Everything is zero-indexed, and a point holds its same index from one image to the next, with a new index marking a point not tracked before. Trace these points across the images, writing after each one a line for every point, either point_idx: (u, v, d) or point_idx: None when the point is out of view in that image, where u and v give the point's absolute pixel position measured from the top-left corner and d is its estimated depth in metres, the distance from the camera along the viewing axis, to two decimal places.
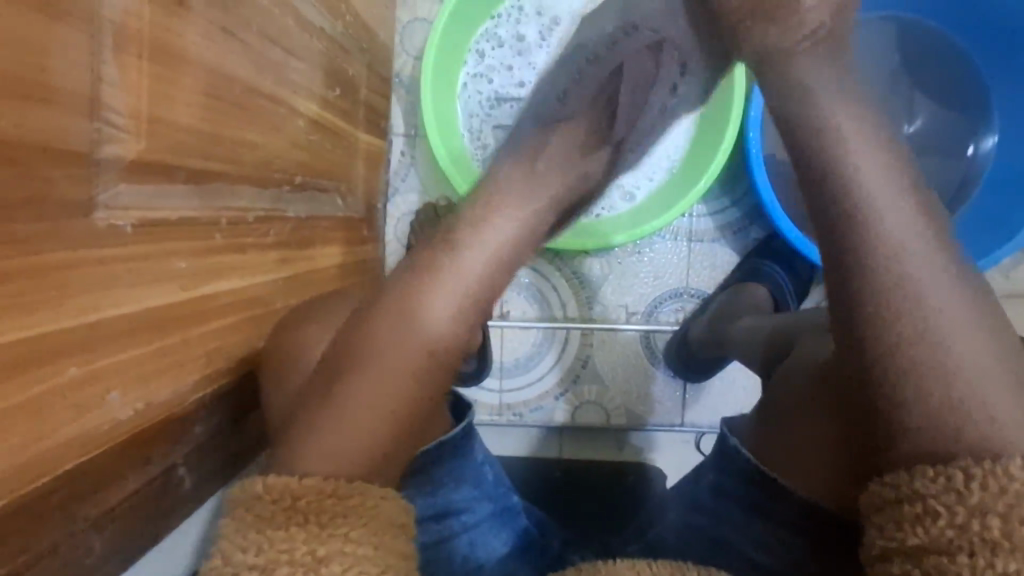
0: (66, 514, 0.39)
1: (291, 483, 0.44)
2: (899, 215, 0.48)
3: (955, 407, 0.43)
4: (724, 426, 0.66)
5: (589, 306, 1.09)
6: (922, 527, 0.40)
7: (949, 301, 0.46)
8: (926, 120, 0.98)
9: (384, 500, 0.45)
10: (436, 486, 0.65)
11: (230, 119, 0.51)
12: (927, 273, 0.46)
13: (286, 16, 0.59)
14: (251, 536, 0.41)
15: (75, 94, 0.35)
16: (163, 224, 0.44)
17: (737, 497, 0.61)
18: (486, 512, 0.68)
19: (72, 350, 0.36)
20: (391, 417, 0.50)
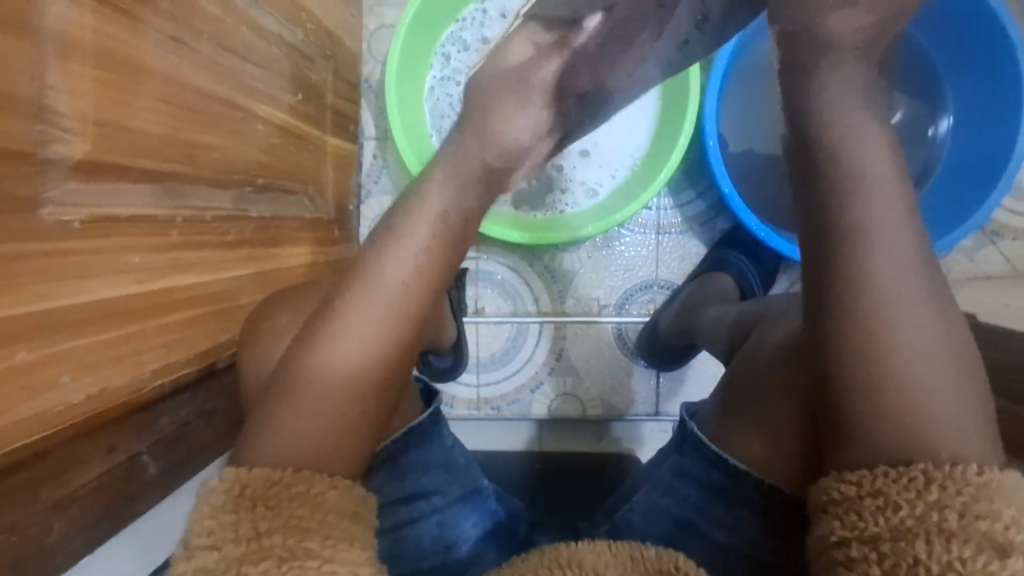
0: (25, 494, 0.41)
1: (240, 472, 0.46)
2: (872, 202, 0.48)
3: (890, 384, 0.44)
4: (687, 411, 0.68)
5: (561, 300, 1.11)
6: (882, 516, 0.40)
7: (895, 275, 0.46)
8: (902, 112, 1.01)
9: (332, 488, 0.47)
10: (405, 471, 0.67)
11: (183, 122, 0.54)
12: (880, 249, 0.47)
13: (242, 26, 0.62)
14: (203, 521, 0.43)
15: (22, 98, 0.38)
16: (115, 221, 0.47)
17: (694, 477, 0.62)
18: (454, 497, 0.69)
19: (21, 334, 0.39)
20: (344, 408, 0.51)
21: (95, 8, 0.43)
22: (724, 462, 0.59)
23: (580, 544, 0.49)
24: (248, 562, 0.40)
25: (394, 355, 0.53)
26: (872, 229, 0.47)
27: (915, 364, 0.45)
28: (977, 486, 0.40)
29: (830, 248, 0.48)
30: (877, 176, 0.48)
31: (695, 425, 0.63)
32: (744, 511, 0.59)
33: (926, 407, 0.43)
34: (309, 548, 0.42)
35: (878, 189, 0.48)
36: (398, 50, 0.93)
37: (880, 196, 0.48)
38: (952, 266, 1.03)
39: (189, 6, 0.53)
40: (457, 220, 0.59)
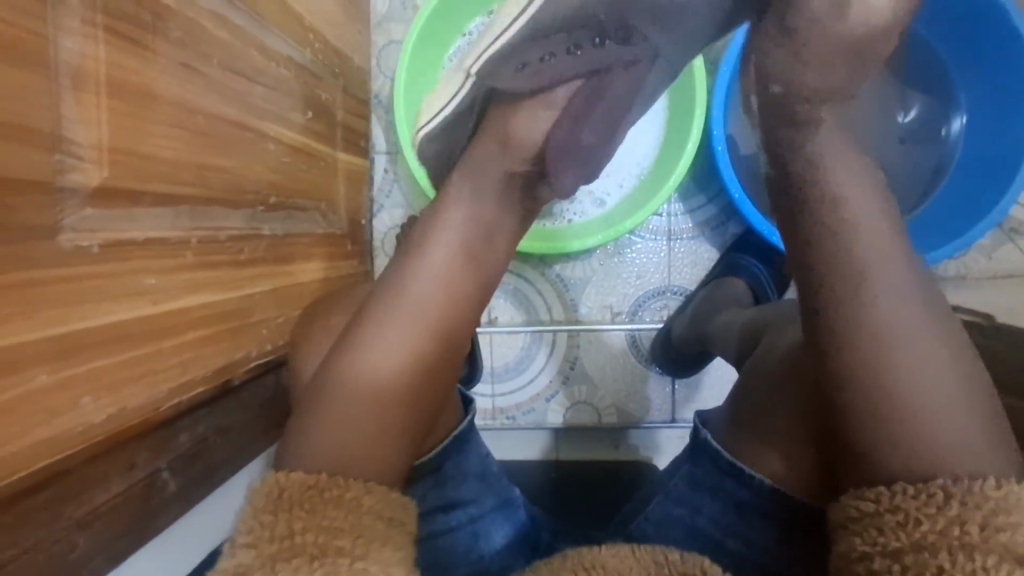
0: (48, 512, 0.42)
1: (280, 477, 0.48)
2: (870, 211, 0.48)
3: (891, 392, 0.44)
4: (697, 420, 0.67)
5: (574, 308, 1.11)
6: (904, 532, 0.40)
7: (884, 275, 0.47)
8: (918, 110, 0.98)
9: (367, 494, 0.48)
10: (444, 480, 0.67)
11: (195, 146, 0.55)
12: (871, 253, 0.47)
13: (250, 49, 0.64)
14: (246, 520, 0.45)
15: (39, 131, 0.40)
16: (130, 244, 0.48)
17: (706, 486, 0.62)
18: (488, 506, 0.70)
19: (42, 357, 0.40)
20: (364, 428, 0.53)
21: (106, 39, 0.44)
22: (735, 470, 0.59)
23: (602, 548, 0.49)
24: (282, 558, 0.42)
25: (407, 366, 0.55)
26: (860, 229, 0.48)
27: (912, 367, 0.45)
28: (997, 501, 0.39)
29: (821, 253, 0.48)
30: (860, 173, 0.49)
31: (707, 434, 0.63)
32: (759, 519, 0.59)
33: (930, 413, 0.44)
34: (340, 545, 0.43)
35: (856, 186, 0.49)
36: (404, 69, 0.94)
37: (862, 192, 0.49)
38: (970, 265, 1.02)
39: (197, 32, 0.54)
40: (449, 236, 0.60)
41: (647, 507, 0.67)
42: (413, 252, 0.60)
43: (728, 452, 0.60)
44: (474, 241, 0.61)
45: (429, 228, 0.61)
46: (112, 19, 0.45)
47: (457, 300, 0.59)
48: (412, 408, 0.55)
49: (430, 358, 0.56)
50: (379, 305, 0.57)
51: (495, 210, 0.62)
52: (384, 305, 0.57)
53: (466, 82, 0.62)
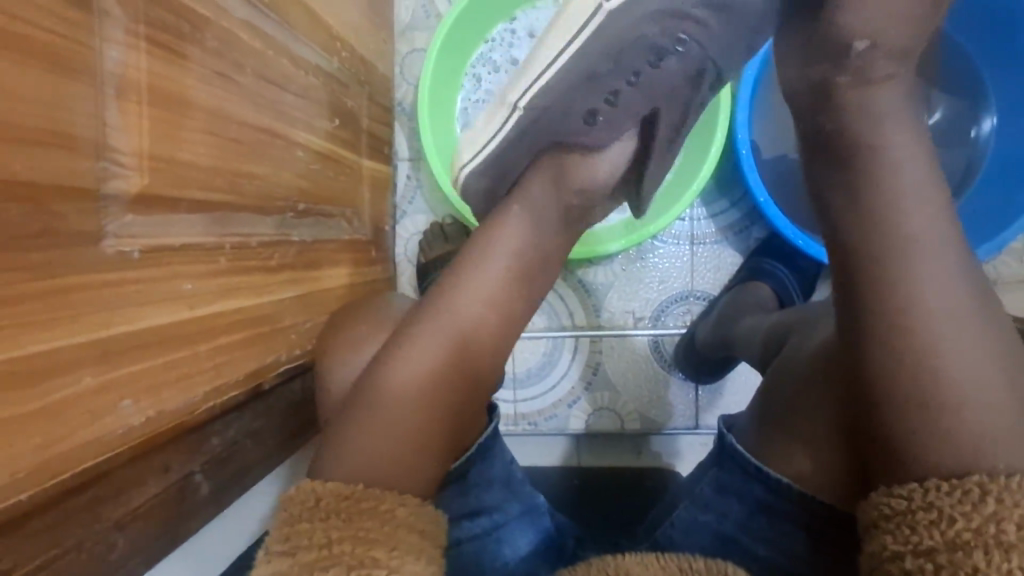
0: (90, 512, 0.43)
1: (314, 485, 0.48)
2: (914, 206, 0.47)
3: (930, 389, 0.44)
4: (723, 424, 0.66)
5: (596, 314, 1.11)
6: (937, 530, 0.40)
7: (929, 269, 0.46)
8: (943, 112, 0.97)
9: (401, 506, 0.48)
10: (467, 487, 0.67)
11: (229, 154, 0.56)
12: (913, 248, 0.46)
13: (281, 58, 0.65)
14: (281, 528, 0.46)
15: (85, 139, 0.41)
16: (168, 250, 0.49)
17: (735, 492, 0.61)
18: (513, 512, 0.70)
19: (85, 361, 0.41)
20: (392, 436, 0.53)
21: (148, 49, 0.45)
22: (765, 476, 0.58)
23: (626, 556, 0.49)
24: (319, 567, 0.42)
25: (439, 379, 0.56)
26: (908, 222, 0.47)
27: (957, 364, 0.44)
28: None
29: (860, 250, 0.48)
30: (908, 165, 0.48)
31: (731, 438, 0.62)
32: (788, 525, 0.58)
33: (973, 410, 0.43)
34: (376, 557, 0.43)
35: (904, 177, 0.48)
36: (428, 77, 0.95)
37: (912, 183, 0.48)
38: (1001, 269, 0.99)
39: (232, 42, 0.56)
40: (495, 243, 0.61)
41: (674, 512, 0.67)
42: (457, 265, 0.62)
43: (757, 459, 0.59)
44: (507, 253, 0.61)
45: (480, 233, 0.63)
46: (153, 31, 0.46)
47: (487, 306, 0.59)
48: (445, 417, 0.56)
49: (463, 370, 0.57)
50: (423, 319, 0.58)
51: (541, 214, 0.63)
52: (427, 320, 0.58)
53: (509, 116, 0.61)
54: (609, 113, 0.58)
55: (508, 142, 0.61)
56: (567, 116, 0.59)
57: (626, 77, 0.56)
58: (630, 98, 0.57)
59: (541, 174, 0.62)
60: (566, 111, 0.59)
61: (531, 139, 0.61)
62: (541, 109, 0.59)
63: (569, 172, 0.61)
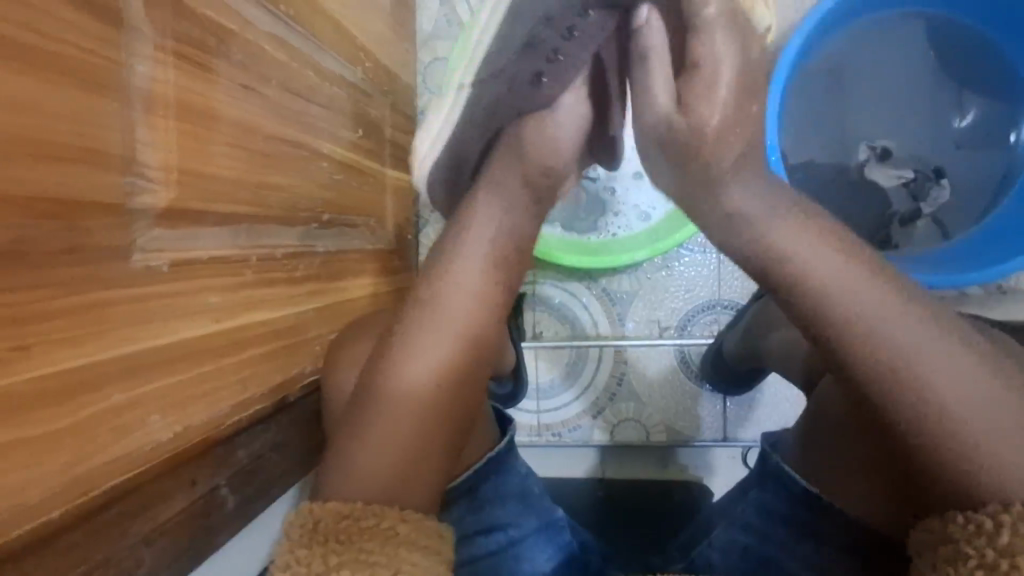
0: (116, 530, 0.43)
1: (313, 509, 0.50)
2: (851, 268, 0.47)
3: (937, 441, 0.43)
4: (766, 444, 0.65)
5: (621, 324, 1.09)
6: (955, 568, 0.41)
7: (885, 323, 0.45)
8: (977, 115, 0.93)
9: (401, 523, 0.50)
10: (481, 503, 0.67)
11: (255, 165, 0.56)
12: (881, 311, 0.45)
13: (305, 70, 0.65)
14: (284, 554, 0.48)
15: (113, 154, 0.41)
16: (195, 264, 0.49)
17: (779, 512, 0.59)
18: (530, 527, 0.68)
19: (114, 376, 0.41)
20: (396, 451, 0.53)
21: (176, 64, 0.45)
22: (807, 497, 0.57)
23: None
24: None
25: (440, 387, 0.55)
26: (834, 285, 0.46)
27: (955, 401, 0.43)
28: None
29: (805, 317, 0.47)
30: (808, 231, 0.48)
31: (776, 457, 0.60)
32: (829, 548, 0.56)
33: (986, 453, 0.42)
34: None
35: (827, 252, 0.47)
36: None
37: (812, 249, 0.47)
38: None
39: (259, 55, 0.56)
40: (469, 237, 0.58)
41: (711, 534, 0.65)
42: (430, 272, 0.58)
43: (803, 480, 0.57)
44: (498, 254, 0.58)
45: (449, 240, 0.59)
46: (181, 44, 0.45)
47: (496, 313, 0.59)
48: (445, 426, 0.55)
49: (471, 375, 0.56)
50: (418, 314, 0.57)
51: (510, 199, 0.59)
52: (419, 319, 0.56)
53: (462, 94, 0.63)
54: (552, 71, 0.57)
55: (468, 130, 0.63)
56: (515, 88, 0.58)
57: (559, 31, 0.55)
58: (572, 45, 0.55)
59: (500, 152, 0.59)
60: (512, 84, 0.58)
61: (484, 120, 0.61)
62: (490, 82, 0.60)
63: (530, 149, 0.58)
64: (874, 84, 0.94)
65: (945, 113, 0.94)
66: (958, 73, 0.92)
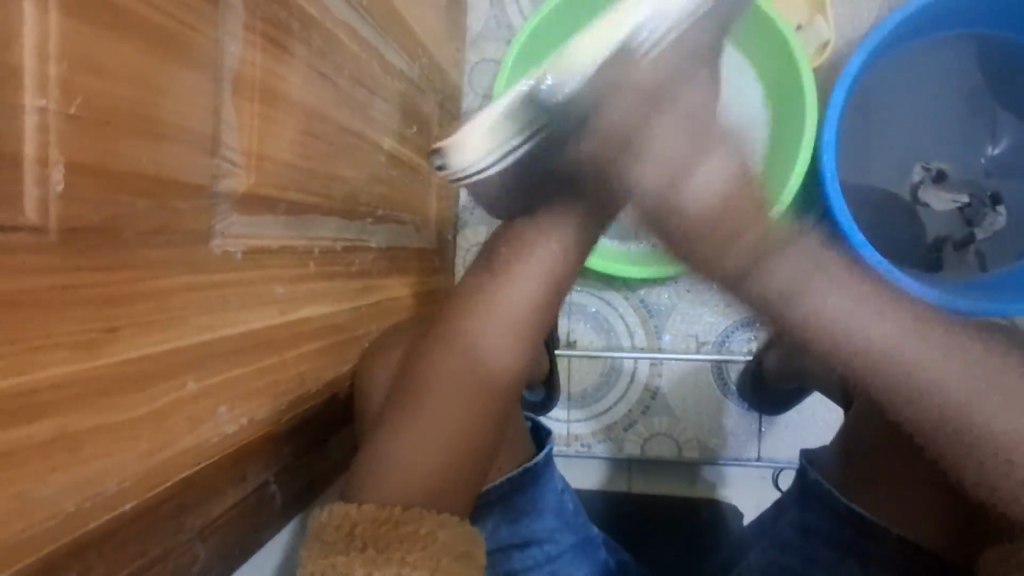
0: (179, 524, 0.41)
1: (351, 511, 0.48)
2: (835, 288, 0.49)
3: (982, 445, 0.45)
4: (803, 459, 0.62)
5: (657, 336, 1.07)
6: None
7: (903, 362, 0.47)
8: (1009, 141, 0.89)
9: (441, 529, 0.48)
10: (520, 514, 0.63)
11: (321, 155, 0.55)
12: (875, 345, 0.48)
13: (372, 60, 0.63)
14: (316, 559, 0.47)
15: (202, 135, 0.40)
16: (267, 252, 0.48)
17: (819, 532, 0.57)
18: (565, 544, 0.65)
19: (188, 365, 0.40)
20: (434, 445, 0.53)
21: (263, 46, 0.44)
22: (855, 517, 0.55)
23: None
24: None
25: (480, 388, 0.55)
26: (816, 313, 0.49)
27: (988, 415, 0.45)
28: None
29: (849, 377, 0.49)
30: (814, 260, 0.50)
31: (816, 474, 0.59)
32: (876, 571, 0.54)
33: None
34: None
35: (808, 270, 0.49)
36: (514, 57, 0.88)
37: (831, 281, 0.49)
38: None
39: (334, 43, 0.54)
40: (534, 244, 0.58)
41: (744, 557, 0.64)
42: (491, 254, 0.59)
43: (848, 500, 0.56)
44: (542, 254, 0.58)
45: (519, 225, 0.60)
46: (269, 26, 0.44)
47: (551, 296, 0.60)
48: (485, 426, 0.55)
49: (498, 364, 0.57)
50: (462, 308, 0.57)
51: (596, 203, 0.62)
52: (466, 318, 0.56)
53: None
54: None
55: None
56: None
57: None
58: None
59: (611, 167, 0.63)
60: None
61: None
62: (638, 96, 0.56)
63: None
64: (916, 107, 0.91)
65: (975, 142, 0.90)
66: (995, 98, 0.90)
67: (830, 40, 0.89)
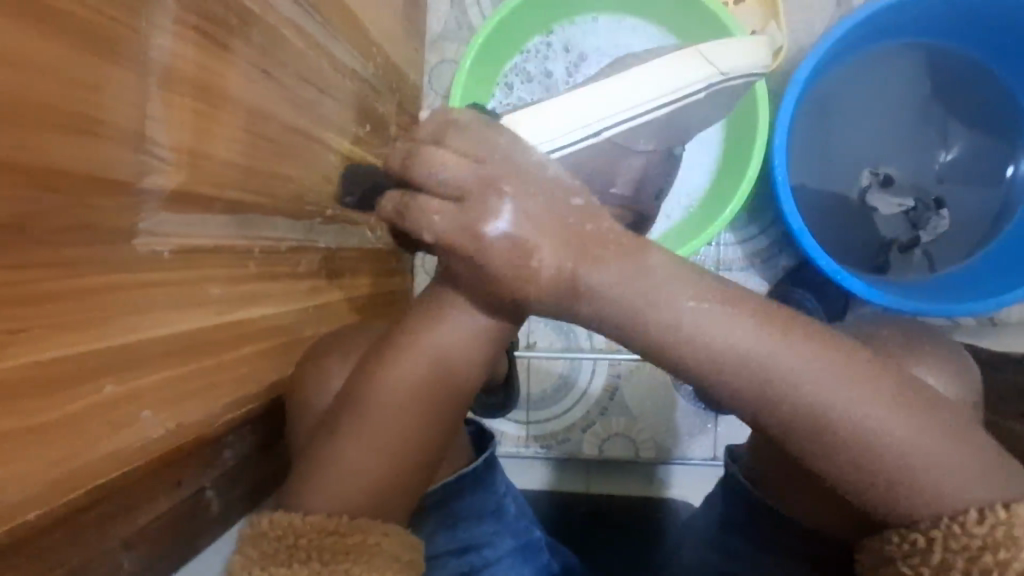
0: (99, 532, 0.40)
1: (295, 521, 0.47)
2: (780, 343, 0.44)
3: (901, 474, 0.43)
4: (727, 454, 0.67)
5: (616, 337, 1.08)
6: None
7: (828, 391, 0.44)
8: (960, 149, 0.92)
9: (387, 538, 0.49)
10: (456, 519, 0.62)
11: (264, 154, 0.54)
12: (789, 391, 0.44)
13: (321, 58, 0.62)
14: (254, 568, 0.46)
15: (126, 130, 0.38)
16: (200, 251, 0.46)
17: (737, 523, 0.62)
18: (506, 547, 0.65)
19: (108, 368, 0.38)
20: (367, 452, 0.51)
21: (196, 41, 0.43)
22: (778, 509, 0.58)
23: None
24: None
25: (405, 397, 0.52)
26: (762, 373, 0.44)
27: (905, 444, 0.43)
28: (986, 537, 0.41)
29: (778, 415, 0.44)
30: (752, 330, 0.44)
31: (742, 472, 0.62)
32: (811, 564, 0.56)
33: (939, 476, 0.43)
34: None
35: (734, 324, 0.44)
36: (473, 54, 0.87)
37: (742, 331, 0.44)
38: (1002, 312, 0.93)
39: (277, 40, 0.53)
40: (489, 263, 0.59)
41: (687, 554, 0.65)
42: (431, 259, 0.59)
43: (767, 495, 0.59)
44: None
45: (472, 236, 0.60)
46: (203, 20, 0.43)
47: None
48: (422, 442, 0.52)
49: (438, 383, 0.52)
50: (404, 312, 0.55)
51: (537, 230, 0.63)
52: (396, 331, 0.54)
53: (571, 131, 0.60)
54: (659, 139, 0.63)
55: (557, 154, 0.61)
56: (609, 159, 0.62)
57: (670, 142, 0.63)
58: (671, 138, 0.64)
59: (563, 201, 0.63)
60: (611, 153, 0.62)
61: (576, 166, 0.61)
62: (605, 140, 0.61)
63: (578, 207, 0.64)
64: (865, 112, 0.93)
65: (931, 148, 0.93)
66: (947, 107, 0.92)
67: (782, 46, 0.88)
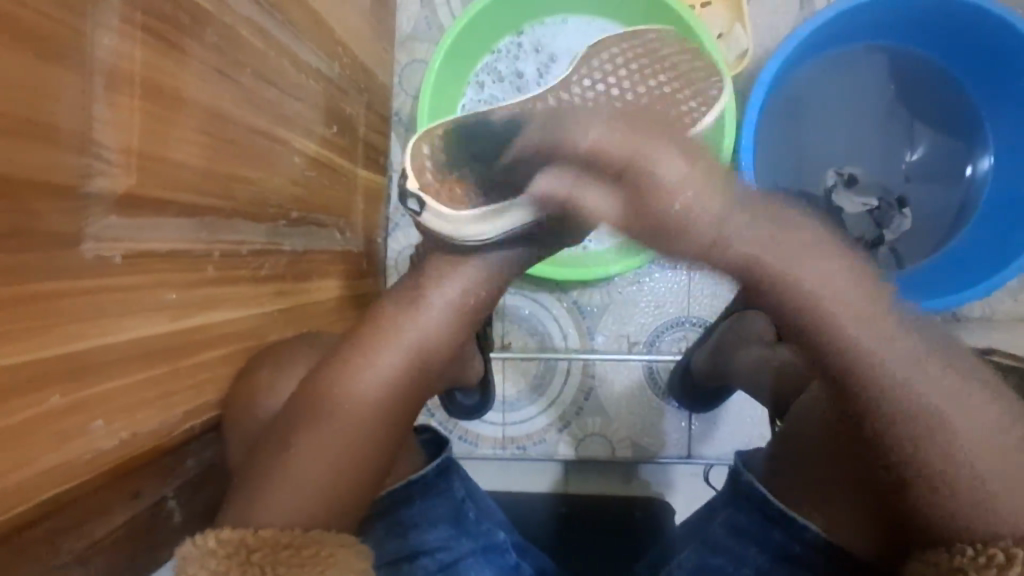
0: (49, 548, 0.39)
1: (247, 536, 0.45)
2: (854, 297, 0.47)
3: (949, 457, 0.44)
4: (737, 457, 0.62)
5: (590, 337, 1.08)
6: None
7: (904, 365, 0.46)
8: (925, 149, 0.94)
9: (341, 548, 0.47)
10: (406, 526, 0.62)
11: (223, 155, 0.52)
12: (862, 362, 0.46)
13: (282, 59, 0.61)
14: None
15: (71, 132, 0.37)
16: (153, 255, 0.45)
17: (751, 533, 0.57)
18: (466, 549, 0.64)
19: (55, 378, 0.37)
20: (330, 458, 0.51)
21: (144, 41, 0.42)
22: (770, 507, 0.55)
23: None
24: None
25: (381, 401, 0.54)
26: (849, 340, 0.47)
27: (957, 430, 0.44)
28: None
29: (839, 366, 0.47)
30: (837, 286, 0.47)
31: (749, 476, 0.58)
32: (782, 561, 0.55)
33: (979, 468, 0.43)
34: None
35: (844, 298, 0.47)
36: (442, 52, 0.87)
37: (842, 293, 0.47)
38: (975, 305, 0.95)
39: (234, 39, 0.52)
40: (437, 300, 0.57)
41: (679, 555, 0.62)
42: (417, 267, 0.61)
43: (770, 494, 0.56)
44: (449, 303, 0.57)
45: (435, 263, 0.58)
46: (151, 19, 0.42)
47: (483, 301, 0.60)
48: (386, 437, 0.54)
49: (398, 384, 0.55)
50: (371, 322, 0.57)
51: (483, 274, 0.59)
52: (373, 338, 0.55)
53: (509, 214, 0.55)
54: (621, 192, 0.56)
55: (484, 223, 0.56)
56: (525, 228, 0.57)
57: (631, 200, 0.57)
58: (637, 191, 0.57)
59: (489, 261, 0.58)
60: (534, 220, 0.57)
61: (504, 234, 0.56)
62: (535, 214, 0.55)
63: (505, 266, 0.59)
64: (833, 113, 0.95)
65: (898, 148, 0.95)
66: (910, 108, 0.94)
67: (747, 50, 0.90)
